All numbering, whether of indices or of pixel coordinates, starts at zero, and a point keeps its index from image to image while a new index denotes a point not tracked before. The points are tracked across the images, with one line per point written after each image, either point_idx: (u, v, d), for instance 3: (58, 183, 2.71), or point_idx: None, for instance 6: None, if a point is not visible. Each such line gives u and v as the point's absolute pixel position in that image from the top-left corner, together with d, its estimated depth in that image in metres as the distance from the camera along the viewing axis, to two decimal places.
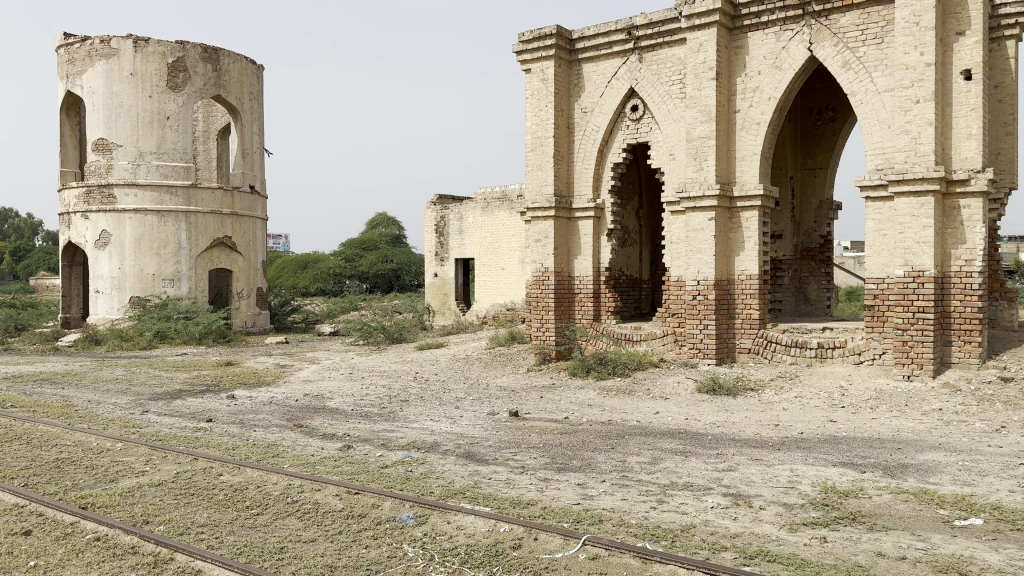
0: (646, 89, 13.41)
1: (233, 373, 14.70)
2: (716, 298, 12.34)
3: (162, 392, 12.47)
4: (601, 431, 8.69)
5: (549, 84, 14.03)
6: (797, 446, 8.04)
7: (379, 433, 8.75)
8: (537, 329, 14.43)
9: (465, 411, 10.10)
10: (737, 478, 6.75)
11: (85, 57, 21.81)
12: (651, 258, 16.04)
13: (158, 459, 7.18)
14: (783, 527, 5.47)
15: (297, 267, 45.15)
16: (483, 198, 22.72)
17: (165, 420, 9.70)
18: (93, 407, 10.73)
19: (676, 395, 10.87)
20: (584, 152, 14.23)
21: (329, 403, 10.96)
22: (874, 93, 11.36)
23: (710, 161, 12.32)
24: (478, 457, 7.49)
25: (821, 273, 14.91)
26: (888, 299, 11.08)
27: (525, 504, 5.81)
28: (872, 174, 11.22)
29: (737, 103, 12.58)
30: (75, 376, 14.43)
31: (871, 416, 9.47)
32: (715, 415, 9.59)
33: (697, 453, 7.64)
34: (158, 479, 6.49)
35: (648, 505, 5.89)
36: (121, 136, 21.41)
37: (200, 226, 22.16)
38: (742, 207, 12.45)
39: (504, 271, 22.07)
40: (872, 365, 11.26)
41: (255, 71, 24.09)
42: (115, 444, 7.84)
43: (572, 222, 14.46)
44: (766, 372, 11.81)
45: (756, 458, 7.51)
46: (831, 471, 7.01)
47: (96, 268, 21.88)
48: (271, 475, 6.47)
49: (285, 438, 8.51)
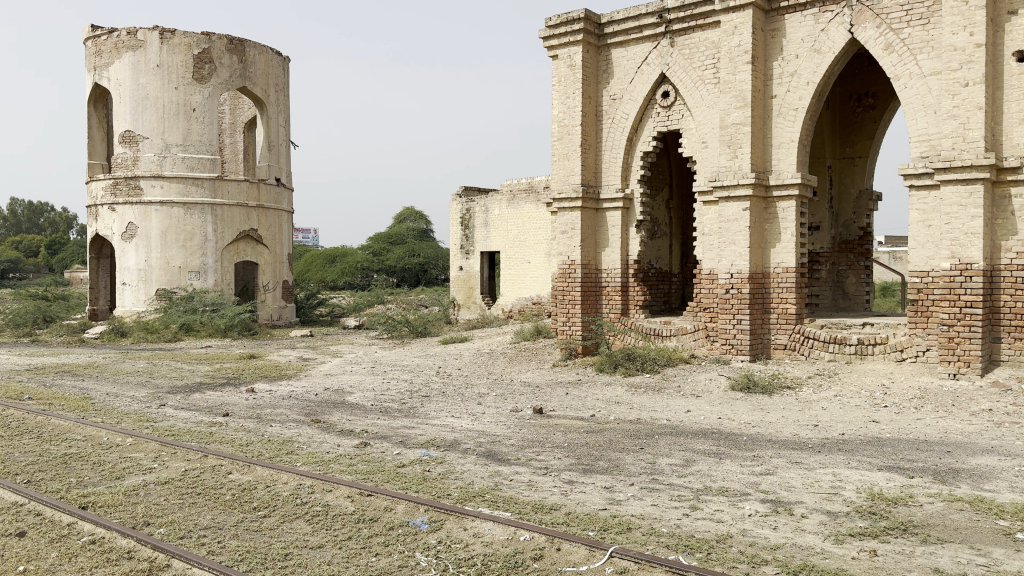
0: (678, 74, 12.93)
1: (255, 366, 14.47)
2: (750, 292, 11.85)
3: (182, 385, 12.26)
4: (630, 430, 8.28)
5: (576, 70, 13.64)
6: (839, 448, 7.58)
7: (398, 430, 8.42)
8: (563, 324, 14.05)
9: (488, 408, 9.73)
10: (775, 483, 6.31)
11: (112, 49, 21.77)
12: (682, 251, 15.56)
13: (166, 456, 6.90)
14: (829, 538, 5.04)
15: (325, 262, 45.35)
16: (509, 189, 22.33)
17: (182, 414, 9.47)
18: (110, 400, 10.54)
19: (707, 393, 10.41)
20: (613, 141, 13.79)
21: (349, 398, 10.66)
22: (919, 76, 10.78)
23: (745, 149, 11.83)
24: (500, 457, 7.14)
25: (860, 266, 14.28)
26: (933, 294, 10.54)
27: (548, 510, 5.43)
28: (917, 162, 10.67)
29: (773, 89, 12.07)
30: (96, 369, 14.31)
31: (916, 416, 8.94)
32: (750, 415, 9.12)
33: (732, 455, 7.22)
34: (165, 477, 6.22)
35: (681, 512, 5.48)
36: (148, 128, 21.36)
37: (226, 219, 22.04)
38: (779, 196, 11.93)
39: (529, 265, 21.69)
40: (915, 362, 10.73)
41: (281, 63, 23.90)
42: (126, 439, 7.61)
43: (600, 214, 14.03)
44: (802, 369, 11.29)
45: (795, 461, 7.05)
46: (877, 476, 6.53)
47: (123, 260, 21.84)
48: (281, 474, 6.15)
49: (301, 434, 8.22)
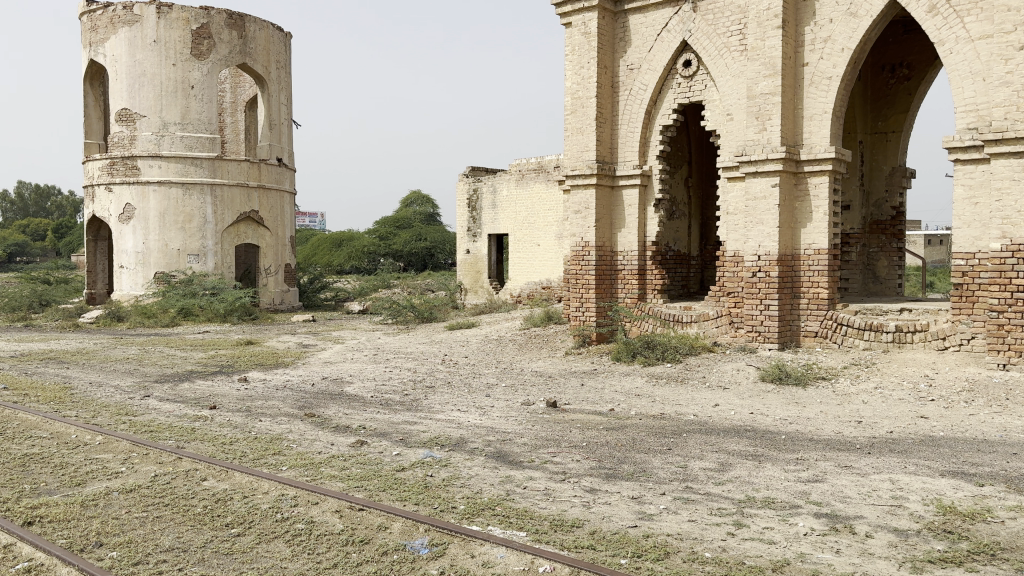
0: (701, 41, 12.02)
1: (251, 353, 13.71)
2: (779, 276, 11.02)
3: (171, 373, 11.55)
4: (655, 428, 7.49)
5: (592, 38, 12.76)
6: (891, 449, 6.76)
7: (399, 426, 7.64)
8: (576, 309, 13.26)
9: (497, 401, 8.95)
10: (828, 492, 5.50)
11: (107, 23, 20.94)
12: (701, 232, 14.75)
13: (137, 458, 6.14)
14: (902, 565, 4.23)
15: (332, 245, 44.49)
16: (519, 168, 21.48)
17: (164, 407, 8.72)
18: (91, 391, 9.81)
19: (736, 385, 9.60)
20: (630, 115, 12.93)
21: (347, 389, 9.88)
22: (966, 41, 9.81)
23: (774, 120, 10.97)
24: (510, 459, 6.35)
25: (892, 248, 13.44)
26: (980, 278, 9.69)
27: (570, 528, 4.64)
28: (963, 134, 9.76)
29: (805, 56, 11.15)
30: (84, 356, 13.61)
31: (969, 412, 8.08)
32: (785, 409, 8.32)
33: (773, 458, 6.41)
34: (131, 484, 5.47)
35: (724, 530, 4.69)
36: (144, 106, 20.53)
37: (226, 200, 21.26)
38: (810, 171, 11.06)
39: (539, 248, 20.87)
40: (958, 351, 9.86)
41: (283, 38, 23.04)
42: (95, 437, 6.85)
43: (615, 192, 13.18)
44: (837, 359, 10.45)
45: (845, 465, 6.25)
46: (942, 484, 5.70)
47: (121, 242, 21.10)
48: (262, 482, 5.38)
49: (291, 430, 7.44)
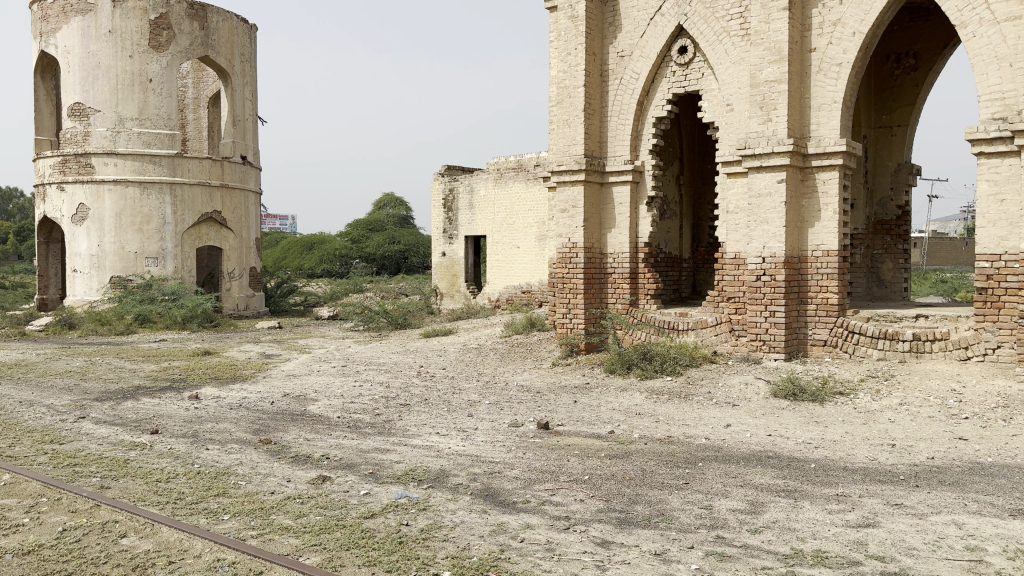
0: (698, 26, 11.14)
1: (208, 365, 12.49)
2: (785, 280, 10.12)
3: (114, 390, 10.30)
4: (664, 455, 6.53)
5: (579, 23, 11.80)
6: (941, 481, 5.84)
7: (369, 455, 6.58)
8: (563, 317, 12.28)
9: (481, 423, 7.90)
10: (889, 543, 4.54)
11: (59, 13, 19.60)
12: (693, 233, 13.84)
13: (46, 506, 5.02)
14: None
15: (303, 249, 42.56)
16: (497, 167, 20.44)
17: (98, 432, 7.57)
18: (17, 413, 8.57)
19: (746, 402, 8.65)
20: (621, 107, 11.98)
21: (311, 409, 8.78)
22: (991, 23, 8.99)
23: (780, 111, 10.07)
24: (503, 500, 5.32)
25: (897, 250, 12.75)
26: (1007, 281, 8.86)
27: None
28: (987, 124, 8.94)
29: (812, 41, 10.27)
30: (22, 369, 12.29)
31: (1011, 432, 7.20)
32: (806, 430, 7.40)
33: (810, 494, 5.46)
34: (30, 543, 4.36)
35: None
36: (99, 100, 19.22)
37: (187, 199, 19.98)
38: (818, 166, 10.18)
39: (519, 250, 19.88)
40: (983, 362, 9.01)
41: (249, 30, 21.82)
42: (3, 477, 5.71)
43: (604, 189, 12.22)
44: (850, 370, 9.56)
45: (896, 503, 5.30)
46: (1018, 529, 4.77)
47: (73, 245, 19.71)
48: (196, 541, 4.31)
49: (242, 462, 6.34)
